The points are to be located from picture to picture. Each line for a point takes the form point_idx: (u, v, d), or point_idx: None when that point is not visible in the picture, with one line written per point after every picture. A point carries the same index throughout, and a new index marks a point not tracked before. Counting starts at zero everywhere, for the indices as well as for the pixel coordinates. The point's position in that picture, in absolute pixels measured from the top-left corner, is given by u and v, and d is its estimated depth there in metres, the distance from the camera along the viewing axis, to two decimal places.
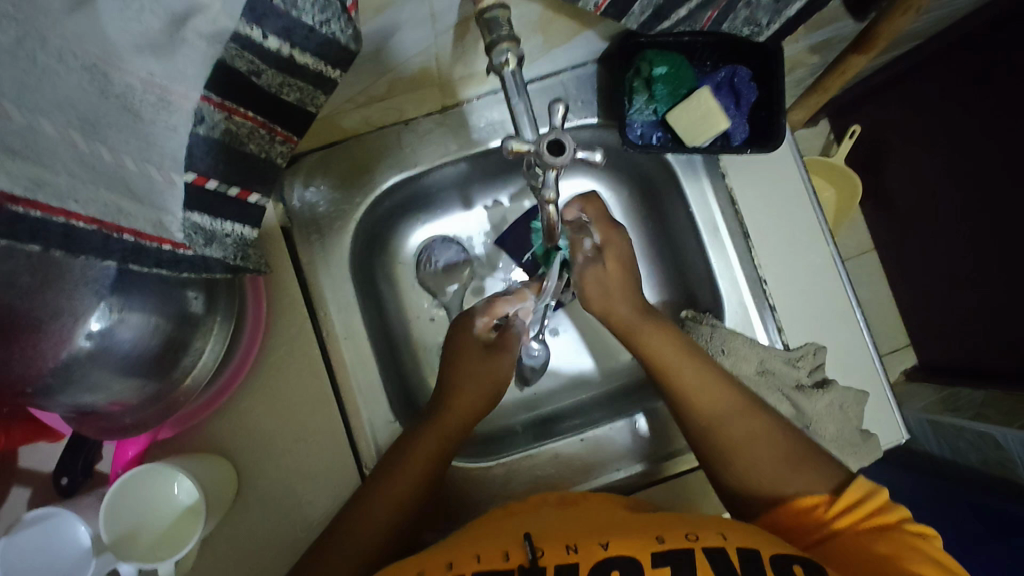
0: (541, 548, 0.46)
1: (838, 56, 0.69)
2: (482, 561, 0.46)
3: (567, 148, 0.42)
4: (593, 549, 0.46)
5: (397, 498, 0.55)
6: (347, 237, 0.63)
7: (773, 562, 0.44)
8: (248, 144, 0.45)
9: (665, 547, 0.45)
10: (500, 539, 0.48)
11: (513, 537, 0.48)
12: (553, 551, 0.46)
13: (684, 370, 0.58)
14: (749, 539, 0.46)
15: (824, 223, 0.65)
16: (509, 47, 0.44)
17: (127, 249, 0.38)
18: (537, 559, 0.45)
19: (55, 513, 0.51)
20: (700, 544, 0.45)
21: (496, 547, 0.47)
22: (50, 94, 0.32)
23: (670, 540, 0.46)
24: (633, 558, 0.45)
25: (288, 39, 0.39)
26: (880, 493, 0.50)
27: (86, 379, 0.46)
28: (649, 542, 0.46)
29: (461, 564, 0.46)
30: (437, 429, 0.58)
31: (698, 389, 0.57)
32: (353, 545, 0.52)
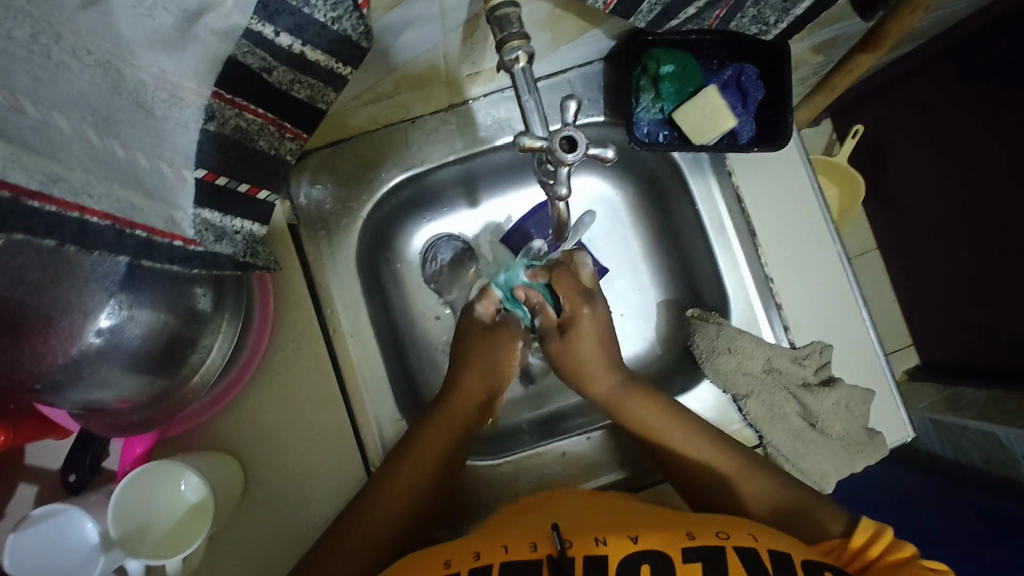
0: (570, 539, 0.45)
1: (845, 55, 0.69)
2: (508, 551, 0.46)
3: (579, 145, 0.42)
4: (623, 542, 0.45)
5: (401, 493, 0.54)
6: (353, 234, 0.64)
7: (805, 567, 0.45)
8: (258, 141, 0.45)
9: (695, 544, 0.45)
10: (527, 531, 0.48)
11: (542, 530, 0.48)
12: (582, 541, 0.45)
13: (665, 421, 0.58)
14: (777, 541, 0.46)
15: (830, 222, 0.65)
16: (520, 45, 0.44)
17: (139, 245, 0.37)
18: (566, 549, 0.44)
19: (62, 510, 0.51)
20: (731, 543, 0.45)
21: (524, 539, 0.47)
22: (63, 89, 0.32)
23: (701, 537, 0.46)
24: (665, 555, 0.44)
25: (300, 36, 0.39)
26: (888, 533, 0.51)
27: (95, 375, 0.46)
28: (678, 539, 0.45)
29: (489, 554, 0.46)
30: (442, 425, 0.58)
31: (681, 442, 0.58)
32: (358, 542, 0.52)
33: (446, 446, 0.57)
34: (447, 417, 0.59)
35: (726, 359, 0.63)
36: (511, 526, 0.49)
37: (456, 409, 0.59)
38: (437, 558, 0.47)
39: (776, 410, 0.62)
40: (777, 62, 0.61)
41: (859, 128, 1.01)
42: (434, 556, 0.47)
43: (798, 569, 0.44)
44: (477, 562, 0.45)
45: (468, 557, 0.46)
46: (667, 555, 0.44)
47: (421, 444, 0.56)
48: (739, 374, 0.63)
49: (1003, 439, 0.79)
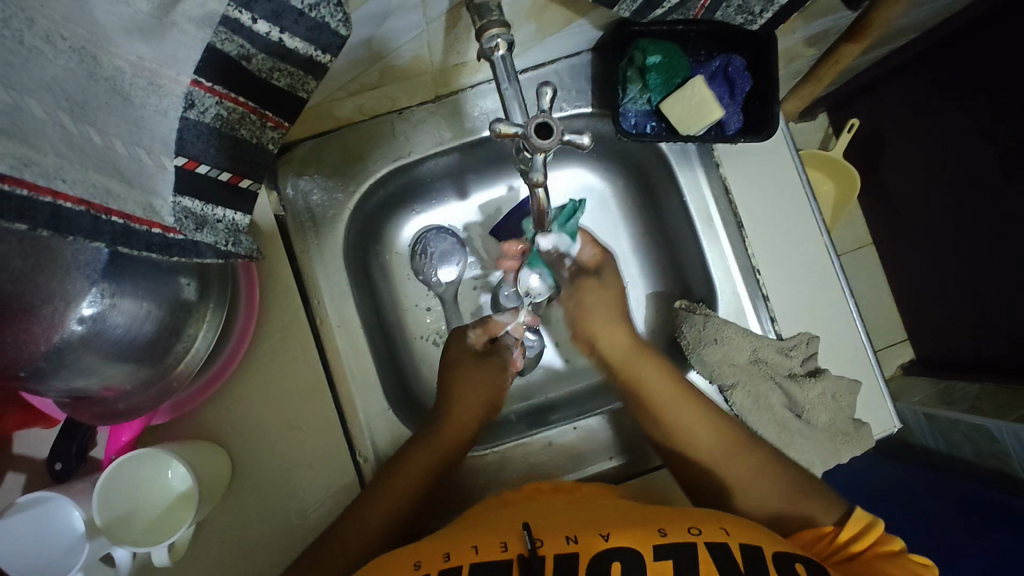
0: (541, 539, 0.46)
1: (832, 46, 0.69)
2: (480, 552, 0.46)
3: (554, 130, 0.43)
4: (595, 540, 0.46)
5: (396, 499, 0.55)
6: (341, 225, 0.64)
7: (777, 562, 0.45)
8: (240, 130, 0.45)
9: (668, 541, 0.45)
10: (497, 530, 0.48)
11: (513, 528, 0.48)
12: (553, 541, 0.46)
13: (672, 399, 0.59)
14: (751, 536, 0.47)
15: (818, 214, 0.66)
16: (499, 33, 0.44)
17: (117, 231, 0.37)
18: (537, 549, 0.46)
19: (51, 497, 0.52)
20: (703, 539, 0.45)
21: (495, 538, 0.47)
22: (37, 75, 0.32)
23: (673, 533, 0.46)
24: (634, 550, 0.45)
25: (277, 23, 0.40)
26: (880, 526, 0.52)
27: (78, 363, 0.46)
28: (651, 536, 0.46)
29: (459, 555, 0.46)
30: (440, 437, 0.59)
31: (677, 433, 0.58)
32: (349, 547, 0.53)
33: (440, 459, 0.59)
34: (443, 431, 0.60)
35: (712, 349, 0.64)
36: (483, 523, 0.50)
37: (455, 420, 0.61)
38: (408, 560, 0.47)
39: (763, 401, 0.62)
40: (764, 53, 0.60)
41: (854, 123, 1.00)
42: (405, 559, 0.47)
43: (768, 566, 0.44)
44: (448, 563, 0.46)
45: (439, 558, 0.46)
46: (639, 553, 0.45)
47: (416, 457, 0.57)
48: (724, 364, 0.63)
49: (994, 432, 0.79)
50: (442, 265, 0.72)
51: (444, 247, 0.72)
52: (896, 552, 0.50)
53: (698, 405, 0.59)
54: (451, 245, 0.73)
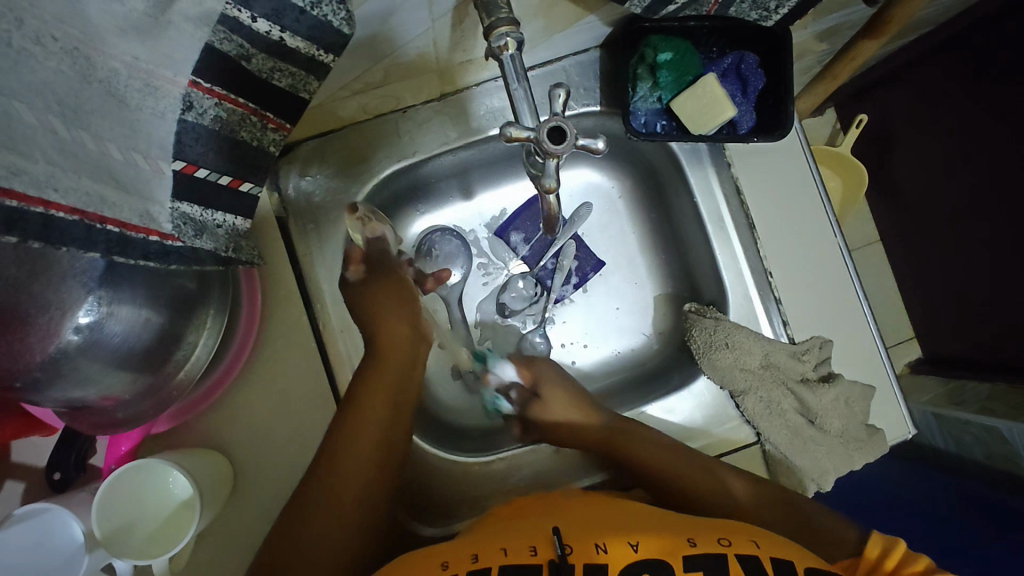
0: (570, 545, 0.45)
1: (849, 42, 0.67)
2: (508, 554, 0.45)
3: (568, 135, 0.41)
4: (622, 549, 0.44)
5: (352, 465, 0.51)
6: (344, 226, 0.62)
7: None
8: (240, 132, 0.43)
9: (698, 551, 0.44)
10: (526, 535, 0.47)
11: (543, 533, 0.47)
12: (582, 550, 0.44)
13: (651, 450, 0.58)
14: (788, 553, 0.45)
15: (832, 215, 0.64)
16: (508, 31, 0.42)
17: (111, 240, 0.35)
18: (567, 556, 0.44)
19: (46, 509, 0.50)
20: (733, 551, 0.44)
21: (523, 542, 0.46)
22: (26, 78, 0.30)
23: (702, 544, 0.45)
24: (662, 560, 0.43)
25: (278, 22, 0.38)
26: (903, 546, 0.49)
27: (76, 372, 0.45)
28: (681, 546, 0.44)
29: (487, 556, 0.45)
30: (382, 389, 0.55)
31: (630, 440, 0.59)
32: (332, 516, 0.49)
33: (388, 410, 0.54)
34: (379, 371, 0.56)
35: (723, 354, 0.62)
36: (504, 531, 0.48)
37: (388, 377, 0.56)
38: (435, 560, 0.46)
39: (775, 406, 0.61)
40: (779, 49, 0.58)
41: (863, 118, 0.99)
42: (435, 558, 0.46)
43: None
44: (476, 565, 0.44)
45: (467, 560, 0.45)
46: (667, 563, 0.43)
47: (363, 415, 0.53)
48: (736, 369, 0.62)
49: (1006, 434, 0.78)
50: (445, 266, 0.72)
51: (449, 249, 0.72)
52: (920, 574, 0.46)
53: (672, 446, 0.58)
54: (456, 248, 0.73)
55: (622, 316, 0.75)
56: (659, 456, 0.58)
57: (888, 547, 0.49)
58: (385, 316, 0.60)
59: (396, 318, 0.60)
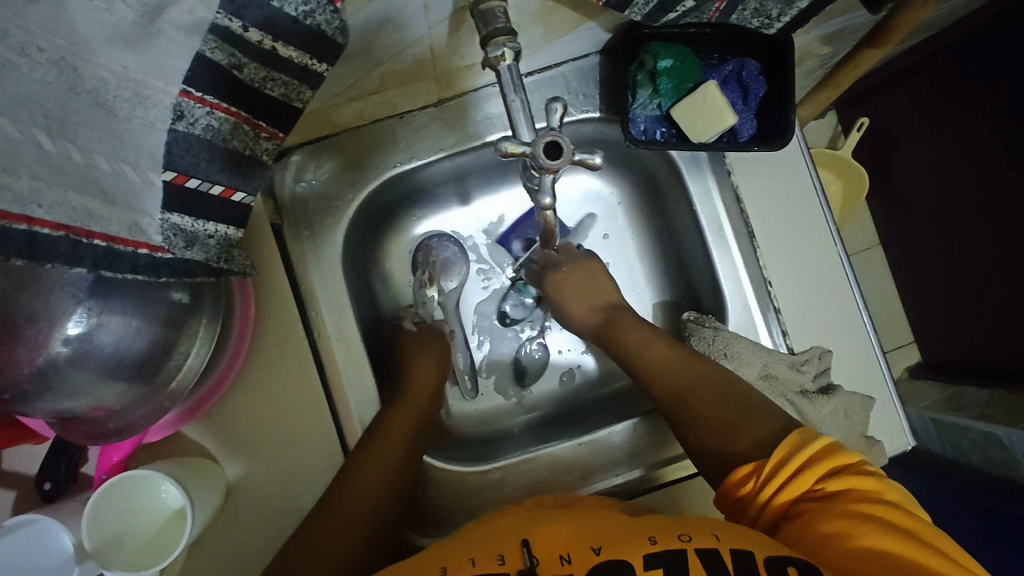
0: (538, 557, 0.43)
1: (853, 50, 0.66)
2: (476, 565, 0.43)
3: (564, 149, 0.40)
4: (585, 555, 0.43)
5: (376, 474, 0.53)
6: (339, 233, 0.61)
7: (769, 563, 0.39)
8: (232, 141, 0.43)
9: (658, 549, 0.42)
10: (496, 543, 0.45)
11: (513, 542, 0.45)
12: (548, 562, 0.43)
13: (646, 346, 0.59)
14: (745, 537, 0.42)
15: (833, 225, 0.63)
16: (506, 41, 0.41)
17: (98, 254, 0.35)
18: (535, 568, 0.43)
19: (35, 520, 0.49)
20: (693, 545, 0.42)
21: (493, 552, 0.44)
22: (11, 90, 0.30)
23: (663, 541, 0.43)
24: (625, 562, 0.41)
25: (270, 31, 0.37)
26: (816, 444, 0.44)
27: (66, 384, 0.44)
28: (641, 545, 0.42)
29: (456, 567, 0.43)
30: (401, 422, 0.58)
31: (633, 336, 0.60)
32: (348, 518, 0.50)
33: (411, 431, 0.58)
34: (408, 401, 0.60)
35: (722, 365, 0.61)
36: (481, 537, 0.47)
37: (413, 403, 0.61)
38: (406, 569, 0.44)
39: None
40: (781, 57, 0.58)
41: (863, 122, 0.98)
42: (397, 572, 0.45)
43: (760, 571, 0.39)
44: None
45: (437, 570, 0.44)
46: (629, 564, 0.41)
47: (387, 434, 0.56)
48: None
49: (1004, 440, 0.78)
50: (444, 272, 0.71)
51: (448, 255, 0.71)
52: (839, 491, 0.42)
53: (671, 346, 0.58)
54: (454, 254, 0.71)
55: None
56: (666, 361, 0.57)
57: (794, 451, 0.44)
58: (416, 353, 0.65)
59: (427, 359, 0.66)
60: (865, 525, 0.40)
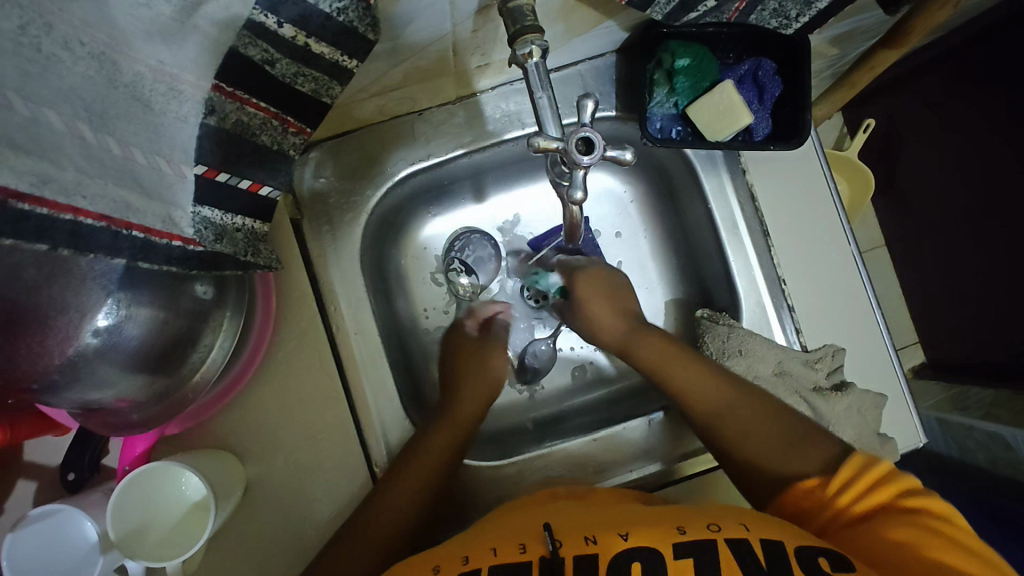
0: (560, 539, 0.45)
1: (868, 51, 0.66)
2: (498, 554, 0.44)
3: (595, 144, 0.41)
4: (613, 539, 0.44)
5: (410, 490, 0.55)
6: (358, 228, 0.62)
7: (800, 557, 0.42)
8: (260, 135, 0.43)
9: (686, 540, 0.44)
10: (517, 532, 0.47)
11: (533, 531, 0.47)
12: (572, 542, 0.44)
13: (677, 361, 0.59)
14: (773, 530, 0.44)
15: (847, 223, 0.64)
16: (534, 39, 0.42)
17: (136, 246, 0.35)
18: (558, 549, 0.44)
19: (60, 510, 0.50)
20: (722, 535, 0.44)
21: (513, 540, 0.46)
22: (54, 84, 0.30)
23: (692, 531, 0.45)
24: (655, 549, 0.43)
25: (304, 27, 0.37)
26: (886, 464, 0.47)
27: (94, 376, 0.45)
28: (670, 535, 0.44)
29: (477, 558, 0.45)
30: (441, 445, 0.58)
31: (665, 352, 0.60)
32: (375, 535, 0.52)
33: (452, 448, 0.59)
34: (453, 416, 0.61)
35: (736, 361, 0.63)
36: (500, 527, 0.49)
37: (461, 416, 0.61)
38: (427, 562, 0.46)
39: None
40: (797, 57, 0.58)
41: (869, 122, 0.98)
42: (425, 562, 0.46)
43: (793, 565, 0.41)
44: (467, 565, 0.44)
45: (458, 560, 0.45)
46: (659, 552, 0.43)
47: (423, 454, 0.56)
48: (749, 376, 0.62)
49: (1009, 441, 0.79)
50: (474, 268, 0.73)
51: (480, 253, 0.73)
52: (911, 507, 0.44)
53: (703, 363, 0.59)
54: (488, 254, 0.73)
55: None
56: (692, 375, 0.58)
57: (863, 466, 0.47)
58: (463, 368, 0.66)
59: (476, 369, 0.66)
60: (938, 540, 0.42)
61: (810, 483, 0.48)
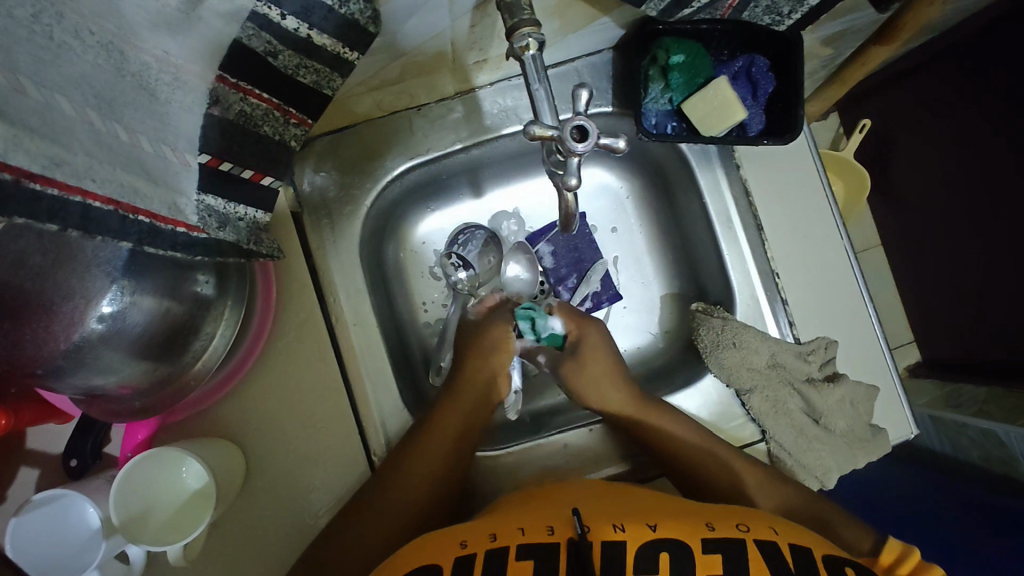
0: (590, 524, 0.45)
1: (859, 48, 0.67)
2: (526, 534, 0.45)
3: (590, 134, 0.41)
4: (641, 529, 0.45)
5: (412, 481, 0.55)
6: (357, 221, 0.63)
7: (828, 564, 0.44)
8: (263, 126, 0.44)
9: (717, 535, 0.45)
10: (546, 515, 0.48)
11: (563, 515, 0.47)
12: (601, 528, 0.45)
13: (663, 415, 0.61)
14: (799, 536, 0.46)
15: (839, 218, 0.65)
16: (531, 31, 0.43)
17: (143, 231, 0.36)
18: (586, 533, 0.44)
19: (62, 495, 0.51)
20: (751, 535, 0.45)
21: (543, 522, 0.47)
22: (65, 70, 0.31)
23: (720, 528, 0.46)
24: (682, 543, 0.44)
25: (307, 19, 0.39)
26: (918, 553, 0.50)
27: (97, 362, 0.45)
28: (699, 529, 0.45)
29: (504, 536, 0.46)
30: (439, 432, 0.57)
31: (652, 412, 0.61)
32: (374, 524, 0.53)
33: (457, 436, 0.58)
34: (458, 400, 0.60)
35: (730, 353, 0.63)
36: (527, 510, 0.49)
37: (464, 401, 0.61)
38: (455, 535, 0.46)
39: (781, 406, 0.63)
40: (790, 53, 0.59)
41: (866, 123, 1.00)
42: (450, 537, 0.46)
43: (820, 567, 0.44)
44: (494, 544, 0.45)
45: (485, 538, 0.46)
46: (686, 546, 0.44)
47: (424, 445, 0.56)
48: (743, 367, 0.63)
49: (1003, 437, 0.80)
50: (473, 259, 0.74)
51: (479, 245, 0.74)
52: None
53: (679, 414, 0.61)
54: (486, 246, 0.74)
55: (628, 314, 0.75)
56: (676, 429, 0.60)
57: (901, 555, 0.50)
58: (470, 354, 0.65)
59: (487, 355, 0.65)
60: None
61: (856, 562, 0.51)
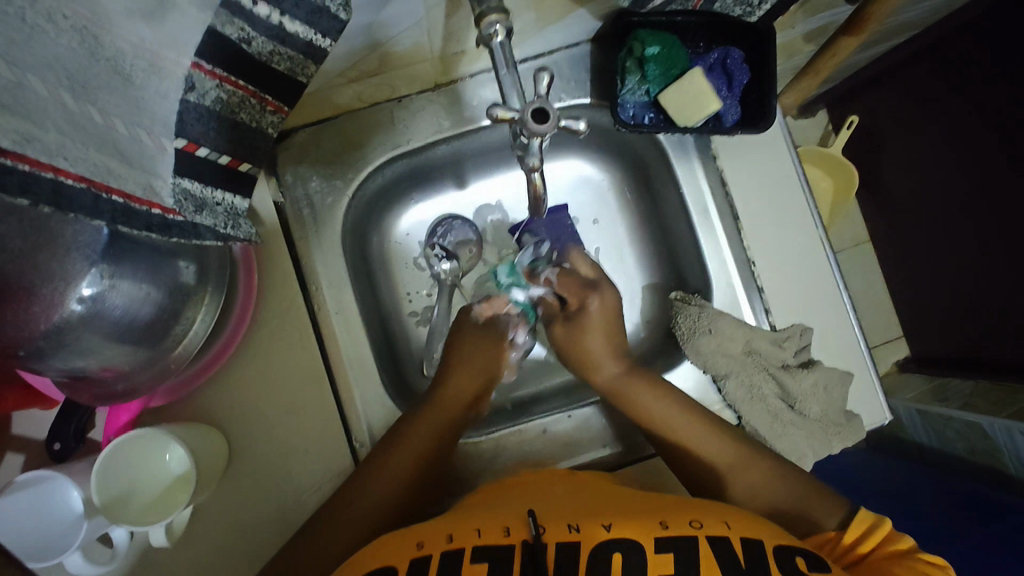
0: (544, 525, 0.46)
1: (830, 39, 0.69)
2: (481, 535, 0.46)
3: (550, 115, 0.43)
4: (596, 529, 0.46)
5: (387, 484, 0.55)
6: (339, 211, 0.64)
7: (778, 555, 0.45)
8: (240, 113, 0.46)
9: (670, 534, 0.46)
10: (500, 516, 0.49)
11: (519, 516, 0.49)
12: (555, 529, 0.46)
13: (651, 401, 0.60)
14: (756, 530, 0.47)
15: (813, 207, 0.66)
16: (499, 19, 0.43)
17: (116, 211, 0.37)
18: (541, 535, 0.45)
19: (48, 478, 0.52)
20: (705, 532, 0.46)
21: (498, 523, 0.48)
22: (39, 53, 0.32)
23: (672, 526, 0.46)
24: (635, 541, 0.45)
25: (277, 6, 0.40)
26: (886, 524, 0.51)
27: (77, 344, 0.46)
28: (654, 529, 0.46)
29: (462, 537, 0.46)
30: (419, 436, 0.58)
31: (641, 395, 0.61)
32: (346, 525, 0.53)
33: (435, 440, 0.59)
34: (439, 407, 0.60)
35: (706, 340, 0.64)
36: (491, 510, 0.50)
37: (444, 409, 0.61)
38: (412, 537, 0.47)
39: (756, 392, 0.63)
40: (762, 46, 0.61)
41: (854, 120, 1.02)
42: (409, 537, 0.47)
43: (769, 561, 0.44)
44: (450, 544, 0.46)
45: (444, 538, 0.46)
46: (639, 544, 0.45)
47: (396, 453, 0.57)
48: (718, 354, 0.64)
49: (987, 429, 0.81)
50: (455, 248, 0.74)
51: (460, 235, 0.74)
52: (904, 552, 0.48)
53: (667, 394, 0.61)
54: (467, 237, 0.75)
55: None
56: (663, 415, 0.60)
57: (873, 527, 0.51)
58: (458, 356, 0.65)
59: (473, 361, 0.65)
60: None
61: (828, 534, 0.52)
